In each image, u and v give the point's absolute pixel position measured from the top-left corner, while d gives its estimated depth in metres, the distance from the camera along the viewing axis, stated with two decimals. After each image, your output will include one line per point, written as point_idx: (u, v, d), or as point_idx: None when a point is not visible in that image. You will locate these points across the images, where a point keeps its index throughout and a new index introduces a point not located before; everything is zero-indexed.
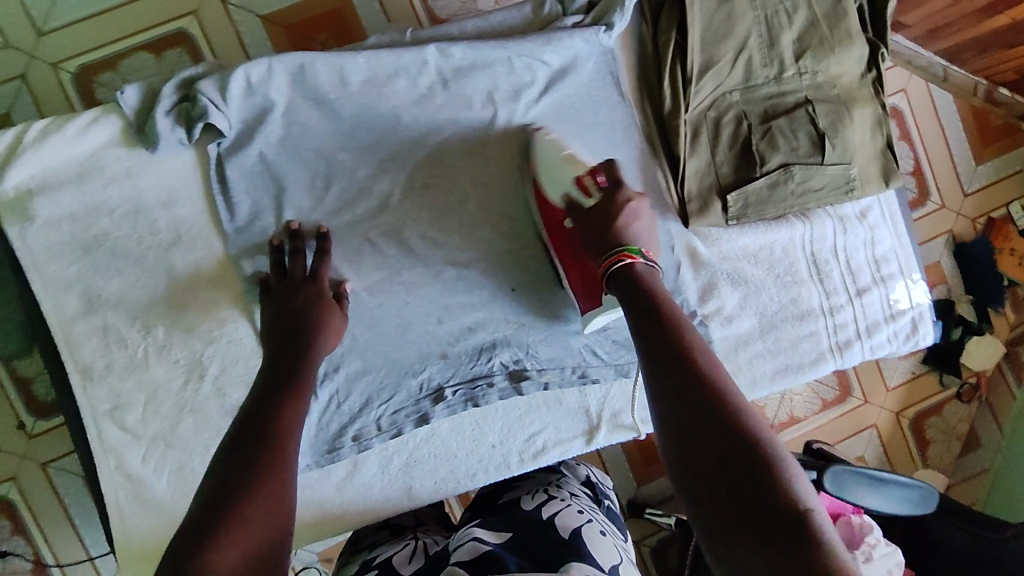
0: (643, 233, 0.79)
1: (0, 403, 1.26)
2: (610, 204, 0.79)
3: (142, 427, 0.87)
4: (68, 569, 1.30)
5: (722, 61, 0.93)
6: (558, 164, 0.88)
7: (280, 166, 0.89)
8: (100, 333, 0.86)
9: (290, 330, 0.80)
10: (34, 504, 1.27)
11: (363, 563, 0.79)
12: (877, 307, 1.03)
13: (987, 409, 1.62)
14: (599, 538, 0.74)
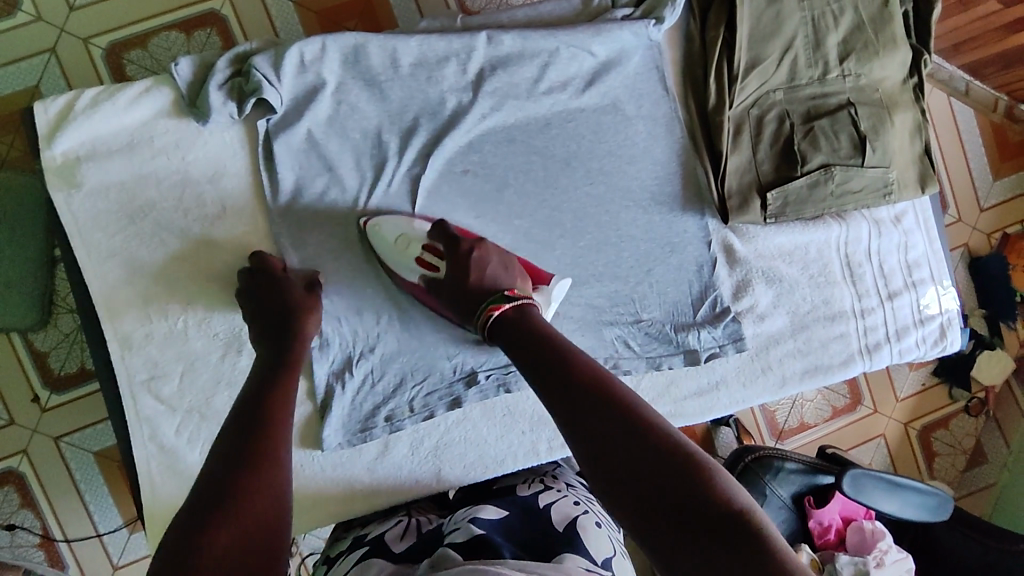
0: (505, 275, 0.83)
1: (14, 376, 1.24)
2: (461, 266, 0.83)
3: (178, 399, 0.87)
4: (76, 545, 1.28)
5: (769, 60, 0.94)
6: (388, 247, 0.87)
7: (328, 145, 0.89)
8: (141, 303, 0.86)
9: (268, 324, 0.81)
10: (45, 478, 1.26)
11: (355, 538, 0.83)
12: (907, 311, 1.03)
13: (993, 424, 1.64)
14: (594, 530, 0.76)
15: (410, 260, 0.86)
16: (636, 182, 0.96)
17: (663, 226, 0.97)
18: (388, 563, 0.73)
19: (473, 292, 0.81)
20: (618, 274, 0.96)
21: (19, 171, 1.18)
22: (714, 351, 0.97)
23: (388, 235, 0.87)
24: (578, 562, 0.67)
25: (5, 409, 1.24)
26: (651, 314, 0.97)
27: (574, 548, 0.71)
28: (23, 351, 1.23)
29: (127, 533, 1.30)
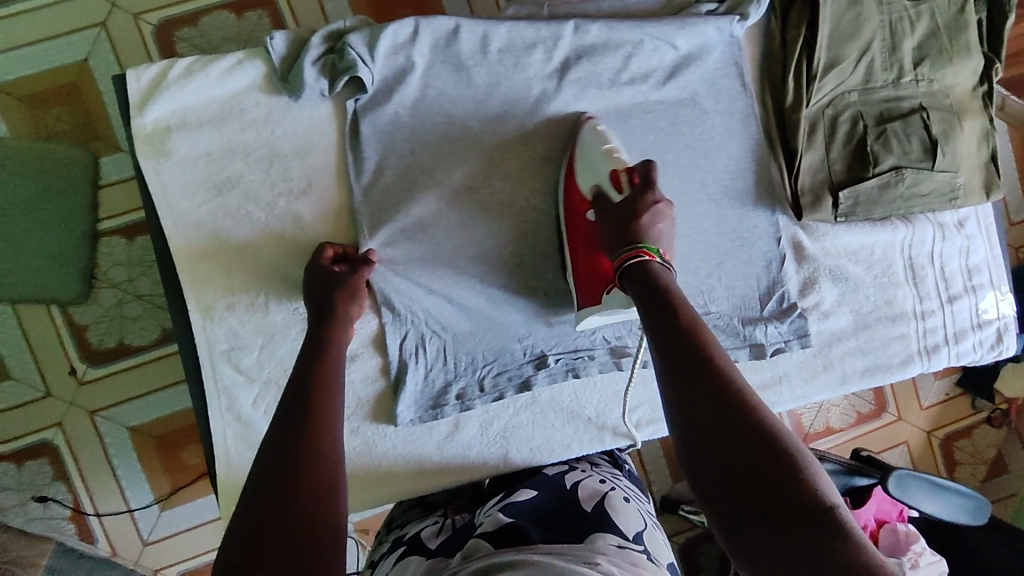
0: (666, 241, 0.75)
1: (52, 346, 1.21)
2: (636, 205, 0.75)
3: (256, 370, 0.88)
4: (108, 518, 1.24)
5: (847, 60, 0.95)
6: (592, 157, 0.85)
7: (413, 126, 0.90)
8: (223, 274, 0.87)
9: (315, 316, 0.80)
10: (79, 451, 1.23)
11: (396, 539, 0.80)
12: (965, 315, 1.05)
13: (1015, 436, 1.65)
14: (623, 505, 0.77)
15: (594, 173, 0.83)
16: (710, 176, 0.97)
17: (734, 221, 0.98)
18: (425, 560, 0.71)
19: (632, 231, 0.73)
20: (688, 266, 0.97)
21: (67, 143, 1.17)
22: (780, 346, 0.99)
23: (599, 152, 0.85)
24: (608, 540, 0.66)
25: (43, 379, 1.21)
26: (720, 306, 0.98)
27: (603, 526, 0.70)
28: (62, 323, 1.20)
29: (158, 510, 1.26)
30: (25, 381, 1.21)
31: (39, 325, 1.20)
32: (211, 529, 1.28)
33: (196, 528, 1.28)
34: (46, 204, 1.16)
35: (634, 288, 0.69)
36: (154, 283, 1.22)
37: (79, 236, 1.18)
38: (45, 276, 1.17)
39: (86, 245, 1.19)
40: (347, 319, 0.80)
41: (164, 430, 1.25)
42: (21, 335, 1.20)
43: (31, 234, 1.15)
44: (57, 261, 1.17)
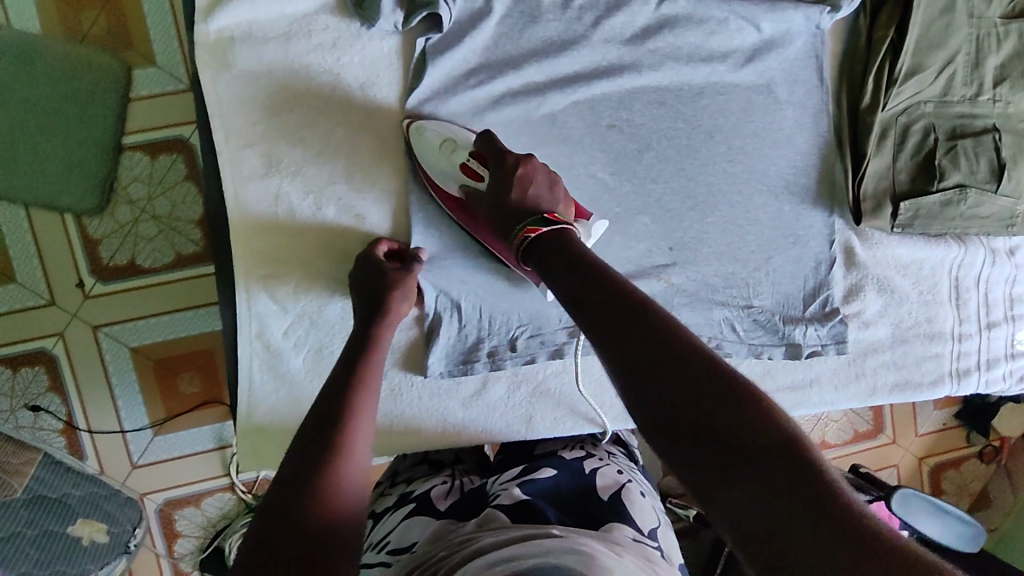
0: (549, 196, 0.77)
1: (60, 255, 1.14)
2: (506, 180, 0.78)
3: (291, 301, 0.86)
4: (98, 438, 1.20)
5: (929, 69, 0.93)
6: (432, 151, 0.83)
7: (480, 73, 0.86)
8: (269, 199, 0.84)
9: (362, 311, 0.79)
10: (78, 367, 1.17)
11: (401, 496, 0.79)
12: (1000, 344, 1.04)
13: (1003, 473, 1.61)
14: (639, 500, 0.74)
15: (454, 165, 0.82)
16: (774, 168, 0.95)
17: (791, 217, 0.96)
18: (433, 521, 0.71)
19: (509, 201, 0.77)
20: (737, 257, 0.96)
21: (98, 49, 1.10)
22: (816, 349, 0.98)
23: (433, 138, 0.83)
24: (625, 533, 0.65)
25: (48, 286, 1.15)
26: (763, 302, 0.97)
27: (621, 518, 0.69)
28: (74, 233, 1.13)
29: (151, 435, 1.21)
30: (28, 286, 1.14)
31: (50, 233, 1.13)
32: (204, 460, 1.23)
33: (186, 457, 1.23)
34: (72, 110, 1.09)
35: (545, 266, 0.69)
36: (172, 205, 1.15)
37: (102, 146, 1.11)
38: (65, 184, 1.10)
39: (109, 157, 1.12)
40: (396, 316, 0.80)
41: (166, 353, 1.19)
42: (28, 236, 1.13)
43: (52, 137, 1.09)
44: (78, 169, 1.10)
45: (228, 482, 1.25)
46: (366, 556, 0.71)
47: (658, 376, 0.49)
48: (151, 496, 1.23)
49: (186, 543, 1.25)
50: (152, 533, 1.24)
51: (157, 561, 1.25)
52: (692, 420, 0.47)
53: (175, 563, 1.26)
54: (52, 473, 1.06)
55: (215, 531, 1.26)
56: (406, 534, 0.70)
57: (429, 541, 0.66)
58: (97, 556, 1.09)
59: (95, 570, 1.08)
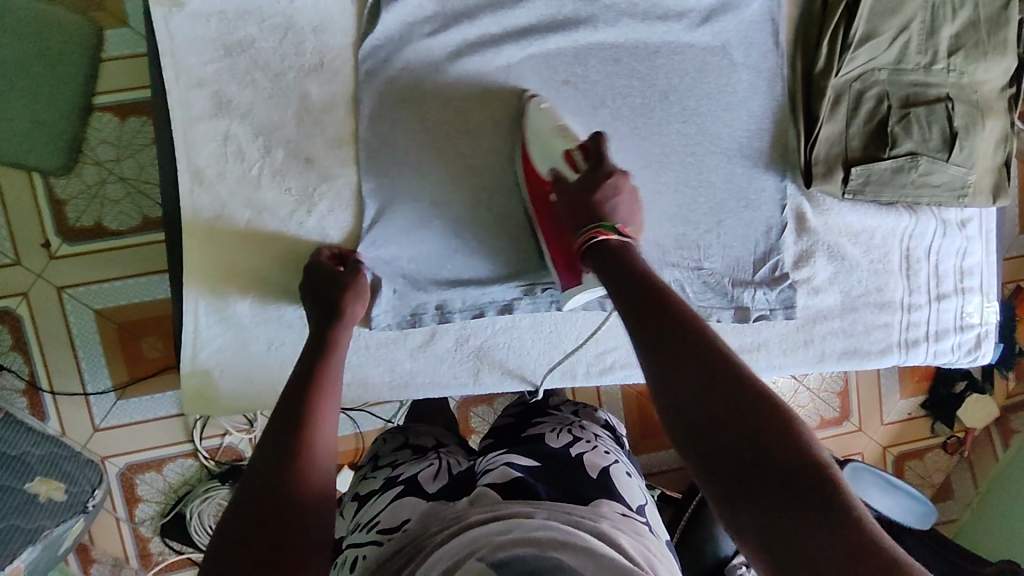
0: (629, 210, 0.77)
1: (25, 209, 1.12)
2: (597, 181, 0.78)
3: (241, 243, 0.86)
4: (61, 401, 1.17)
5: (883, 36, 0.94)
6: (542, 131, 0.85)
7: (435, 22, 0.86)
8: (219, 140, 0.85)
9: (317, 318, 0.79)
10: (41, 327, 1.15)
11: (386, 479, 0.73)
12: (950, 315, 1.06)
13: (965, 465, 1.51)
14: (627, 481, 0.69)
15: (558, 151, 0.83)
16: (728, 131, 0.96)
17: (744, 180, 0.97)
18: (422, 501, 0.65)
19: (589, 203, 0.76)
20: (688, 218, 0.96)
21: (68, 8, 1.07)
22: (764, 313, 0.98)
23: (545, 125, 0.86)
24: (614, 507, 0.61)
25: (12, 245, 1.13)
26: (713, 264, 0.98)
27: (609, 494, 0.64)
28: (42, 192, 1.11)
29: (115, 398, 1.19)
30: None
31: (20, 193, 1.11)
32: (165, 425, 1.22)
33: (149, 422, 1.21)
34: (39, 66, 1.06)
35: (603, 268, 0.71)
36: (140, 167, 1.13)
37: (70, 104, 1.08)
38: (33, 142, 1.08)
39: (76, 117, 1.09)
40: (351, 318, 0.80)
41: (130, 317, 1.17)
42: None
43: (18, 94, 1.06)
44: (46, 128, 1.08)
45: (190, 449, 1.23)
46: (354, 538, 0.65)
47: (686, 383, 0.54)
48: (112, 459, 1.21)
49: (146, 508, 1.23)
50: (112, 497, 1.21)
51: (116, 526, 1.22)
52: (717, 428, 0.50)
53: (135, 529, 1.23)
54: (10, 429, 1.02)
55: (177, 497, 1.24)
56: (394, 513, 0.64)
57: (417, 519, 0.61)
58: (54, 513, 1.04)
59: (51, 528, 1.02)
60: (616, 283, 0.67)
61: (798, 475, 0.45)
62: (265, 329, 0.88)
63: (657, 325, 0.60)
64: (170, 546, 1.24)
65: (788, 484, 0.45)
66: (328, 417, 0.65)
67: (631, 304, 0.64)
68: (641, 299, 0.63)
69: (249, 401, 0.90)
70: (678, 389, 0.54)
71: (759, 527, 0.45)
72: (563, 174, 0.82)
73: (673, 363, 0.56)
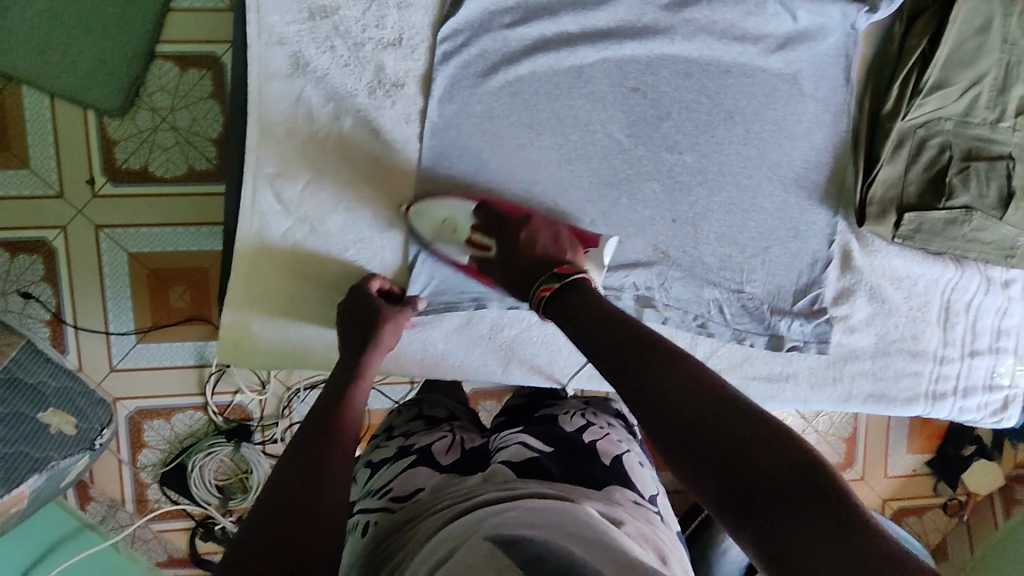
0: (554, 250, 0.80)
1: (76, 146, 1.12)
2: (512, 246, 0.81)
3: (296, 204, 0.88)
4: (83, 334, 1.18)
5: (955, 86, 0.93)
6: (433, 232, 0.87)
7: (516, 14, 0.87)
8: (291, 99, 0.86)
9: (351, 344, 0.79)
10: (76, 263, 1.16)
11: (399, 448, 0.75)
12: (981, 373, 1.06)
13: (963, 529, 1.48)
14: (640, 471, 0.69)
15: (460, 242, 0.87)
16: (787, 160, 0.96)
17: (796, 210, 0.97)
18: (435, 475, 0.67)
19: (517, 267, 0.80)
20: (736, 240, 0.96)
21: None
22: (798, 344, 0.99)
23: (436, 215, 0.87)
24: (627, 495, 0.62)
25: (58, 179, 1.13)
26: (755, 289, 0.98)
27: (622, 480, 0.65)
28: (94, 130, 1.11)
29: (134, 341, 1.20)
30: (39, 175, 1.12)
31: (72, 128, 1.11)
32: (181, 375, 1.23)
33: (165, 370, 1.22)
34: (111, 8, 1.06)
35: (562, 316, 0.70)
36: (192, 119, 1.13)
37: (133, 52, 1.08)
38: (92, 80, 1.08)
39: (139, 62, 1.09)
40: (382, 349, 0.80)
41: (164, 264, 1.18)
42: (48, 125, 1.10)
43: (88, 32, 1.06)
44: (105, 67, 1.07)
45: (201, 402, 1.24)
46: (365, 504, 0.68)
47: (674, 410, 0.53)
48: (124, 402, 1.22)
49: (150, 455, 1.24)
50: (118, 439, 1.22)
51: (118, 466, 1.23)
52: (711, 450, 0.49)
53: (135, 473, 1.24)
54: (30, 358, 1.02)
55: (180, 447, 1.25)
56: (409, 483, 0.66)
57: (429, 493, 0.63)
58: (60, 445, 1.04)
59: (57, 459, 1.03)
60: (579, 327, 0.67)
61: (804, 493, 0.44)
62: (306, 289, 0.90)
63: (637, 367, 0.58)
64: (167, 495, 1.25)
65: (799, 503, 0.43)
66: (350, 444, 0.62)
67: (599, 337, 0.64)
68: (617, 342, 0.62)
69: (282, 358, 0.91)
70: (670, 427, 0.52)
71: (772, 553, 0.43)
72: (482, 256, 0.86)
73: (660, 402, 0.54)
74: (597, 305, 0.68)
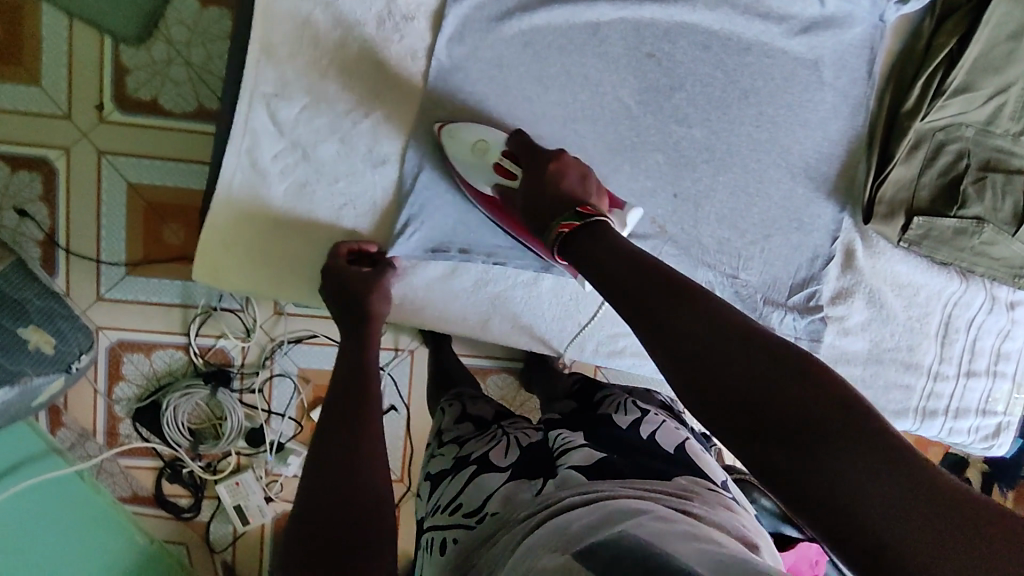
0: (581, 189, 0.75)
1: (86, 65, 1.09)
2: (538, 175, 0.77)
3: (290, 127, 0.86)
4: (72, 260, 1.15)
5: (980, 92, 0.89)
6: (464, 154, 0.84)
7: None
8: (297, 20, 0.84)
9: (351, 322, 0.79)
10: (74, 185, 1.13)
11: (457, 458, 0.71)
12: (975, 396, 1.02)
13: None
14: (706, 457, 0.65)
15: (489, 166, 0.83)
16: (798, 148, 0.93)
17: (801, 202, 0.94)
18: (503, 480, 0.62)
19: (542, 200, 0.74)
20: (737, 224, 0.93)
21: None
22: (788, 339, 0.96)
23: (467, 137, 0.84)
24: (704, 485, 0.58)
25: (68, 99, 1.10)
26: (750, 277, 0.95)
27: (692, 470, 0.61)
28: (108, 57, 1.09)
29: (124, 273, 1.16)
30: (48, 94, 1.09)
31: (86, 51, 1.08)
32: (168, 312, 1.19)
33: (152, 305, 1.18)
34: None
35: (582, 249, 0.65)
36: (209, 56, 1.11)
37: None
38: (116, 4, 1.07)
39: None
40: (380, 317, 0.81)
41: (162, 199, 1.15)
42: (64, 43, 1.08)
43: None
44: None
45: (183, 341, 1.19)
46: (434, 520, 0.64)
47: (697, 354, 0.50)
48: (107, 331, 1.18)
49: (126, 388, 1.20)
50: (96, 368, 1.18)
51: (93, 397, 1.19)
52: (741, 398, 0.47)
53: (110, 406, 1.20)
54: (17, 274, 1.01)
55: (158, 386, 1.20)
56: (475, 492, 0.62)
57: (503, 502, 0.58)
58: (37, 363, 1.01)
59: (32, 376, 1.00)
60: (593, 268, 0.63)
61: (844, 428, 0.43)
62: (292, 218, 0.88)
63: (658, 303, 0.55)
64: (138, 431, 1.20)
65: (838, 446, 0.42)
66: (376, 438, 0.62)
67: (612, 277, 0.61)
68: (632, 278, 0.59)
69: (263, 286, 0.89)
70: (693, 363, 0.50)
71: (810, 496, 0.42)
72: (507, 188, 0.82)
73: (684, 342, 0.51)
74: (612, 243, 0.64)
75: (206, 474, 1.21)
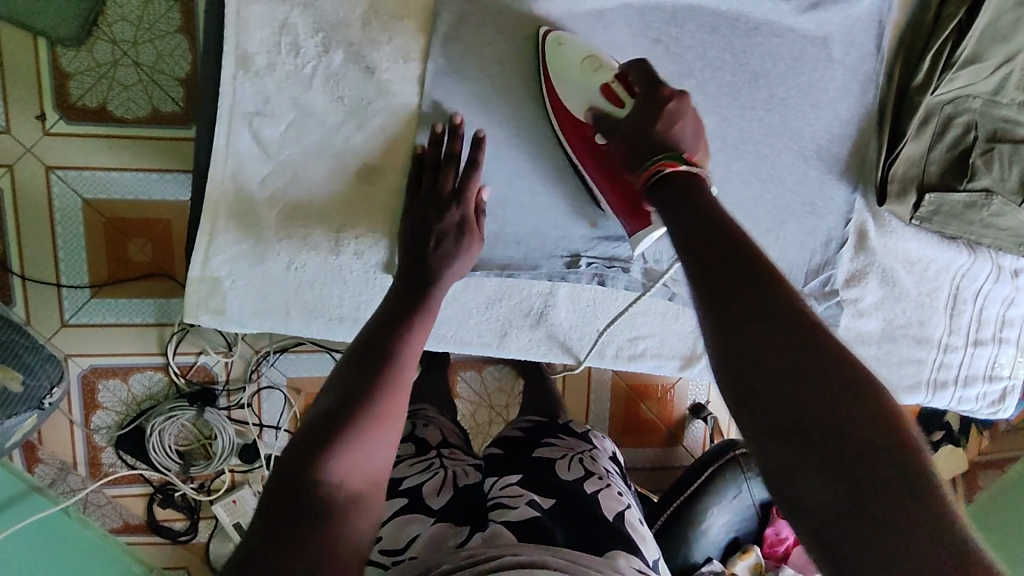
0: (694, 138, 0.67)
1: (23, 73, 0.96)
2: (654, 108, 0.69)
3: (276, 146, 0.79)
4: (31, 287, 1.04)
5: (988, 62, 0.87)
6: (570, 67, 0.77)
7: None
8: (274, 26, 0.76)
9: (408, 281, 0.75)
10: (22, 207, 1.01)
11: (389, 484, 0.69)
12: (983, 362, 1.04)
13: None
14: (640, 529, 0.65)
15: (597, 83, 0.76)
16: (809, 129, 0.90)
17: (814, 184, 0.91)
18: (431, 524, 0.60)
19: (649, 137, 0.67)
20: (750, 215, 0.91)
21: None
22: None
23: (577, 52, 0.77)
24: (632, 563, 0.56)
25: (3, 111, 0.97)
26: None
27: (627, 546, 0.59)
28: (45, 62, 0.96)
29: (88, 296, 1.05)
30: None
31: (20, 59, 0.95)
32: (141, 333, 1.08)
33: (126, 327, 1.07)
34: None
35: (670, 216, 0.58)
36: (157, 55, 0.97)
37: None
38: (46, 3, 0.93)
39: None
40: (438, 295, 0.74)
41: (119, 214, 1.03)
42: None
43: None
44: None
45: (162, 362, 1.09)
46: None
47: (751, 338, 0.46)
48: (76, 358, 1.07)
49: (105, 417, 1.10)
50: (69, 399, 1.08)
51: (69, 430, 1.08)
52: (789, 397, 0.43)
53: (88, 435, 1.09)
54: None
55: (138, 411, 1.10)
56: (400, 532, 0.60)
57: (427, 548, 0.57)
58: (10, 405, 0.90)
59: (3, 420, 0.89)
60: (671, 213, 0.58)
61: (877, 448, 0.40)
62: (286, 246, 0.81)
63: (728, 272, 0.50)
64: (122, 459, 1.10)
65: (876, 482, 0.40)
66: (377, 443, 0.54)
67: (682, 231, 0.55)
68: (707, 238, 0.53)
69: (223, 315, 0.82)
70: (741, 351, 0.46)
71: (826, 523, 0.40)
72: (603, 111, 0.74)
73: (744, 323, 0.47)
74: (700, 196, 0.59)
75: (200, 496, 1.12)
